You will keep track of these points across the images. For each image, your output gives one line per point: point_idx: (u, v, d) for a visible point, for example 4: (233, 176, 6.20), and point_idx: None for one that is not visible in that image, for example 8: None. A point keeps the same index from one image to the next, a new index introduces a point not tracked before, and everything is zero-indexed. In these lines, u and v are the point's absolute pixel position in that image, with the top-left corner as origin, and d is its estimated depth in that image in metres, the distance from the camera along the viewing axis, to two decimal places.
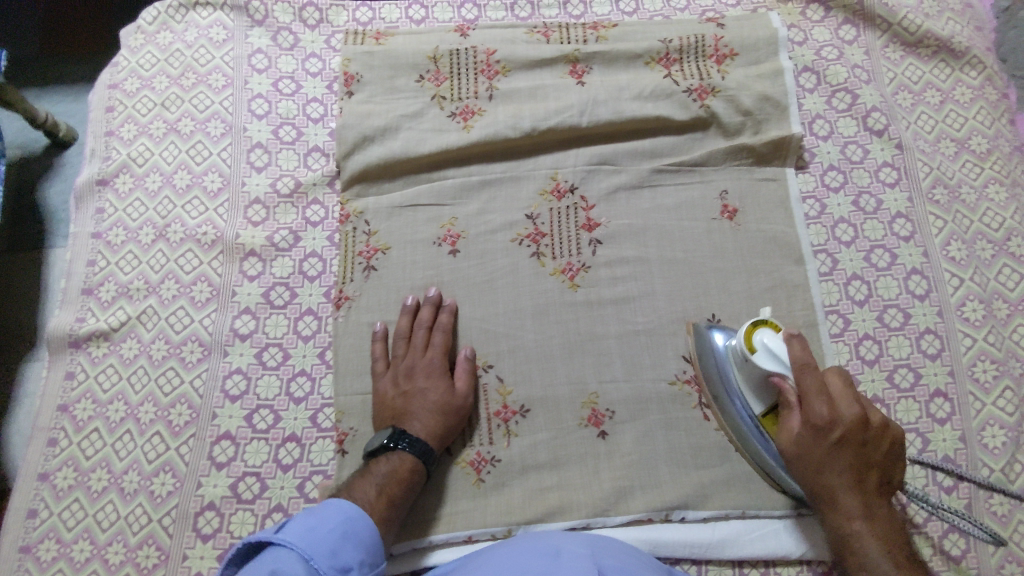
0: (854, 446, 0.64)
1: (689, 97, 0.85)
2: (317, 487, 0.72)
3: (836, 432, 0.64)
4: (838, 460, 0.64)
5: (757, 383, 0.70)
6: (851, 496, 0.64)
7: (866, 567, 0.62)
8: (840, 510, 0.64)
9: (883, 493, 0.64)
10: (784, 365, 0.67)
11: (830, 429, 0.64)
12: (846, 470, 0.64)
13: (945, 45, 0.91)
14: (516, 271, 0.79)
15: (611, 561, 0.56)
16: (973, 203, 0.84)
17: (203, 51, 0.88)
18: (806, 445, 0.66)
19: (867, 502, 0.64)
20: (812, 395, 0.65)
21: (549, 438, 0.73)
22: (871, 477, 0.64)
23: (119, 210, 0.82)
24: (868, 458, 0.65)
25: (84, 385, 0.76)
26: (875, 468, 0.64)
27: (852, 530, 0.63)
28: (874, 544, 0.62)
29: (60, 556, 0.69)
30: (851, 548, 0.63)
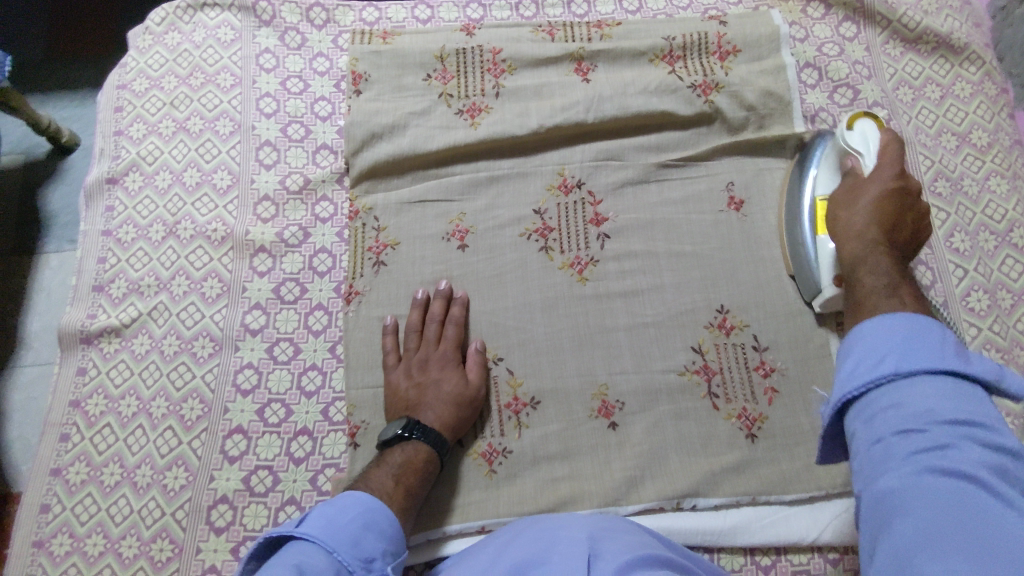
0: (900, 199, 0.68)
1: (693, 93, 0.86)
2: (330, 479, 0.72)
3: (896, 184, 0.69)
4: (880, 202, 0.67)
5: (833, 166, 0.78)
6: (876, 228, 0.66)
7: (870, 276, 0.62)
8: (863, 240, 0.66)
9: (902, 250, 0.66)
10: (867, 146, 0.73)
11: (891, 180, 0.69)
12: (887, 212, 0.67)
13: (945, 41, 0.92)
14: (525, 265, 0.79)
15: (611, 541, 0.53)
16: (975, 195, 0.85)
17: (211, 51, 0.89)
18: (861, 189, 0.70)
19: (891, 242, 0.66)
20: (887, 158, 0.71)
21: (560, 428, 0.74)
22: (902, 230, 0.66)
23: (129, 208, 0.83)
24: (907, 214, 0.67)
25: (96, 380, 0.76)
26: (908, 228, 0.67)
27: (864, 253, 0.65)
28: (885, 262, 0.63)
29: (73, 551, 0.69)
30: (865, 262, 0.64)
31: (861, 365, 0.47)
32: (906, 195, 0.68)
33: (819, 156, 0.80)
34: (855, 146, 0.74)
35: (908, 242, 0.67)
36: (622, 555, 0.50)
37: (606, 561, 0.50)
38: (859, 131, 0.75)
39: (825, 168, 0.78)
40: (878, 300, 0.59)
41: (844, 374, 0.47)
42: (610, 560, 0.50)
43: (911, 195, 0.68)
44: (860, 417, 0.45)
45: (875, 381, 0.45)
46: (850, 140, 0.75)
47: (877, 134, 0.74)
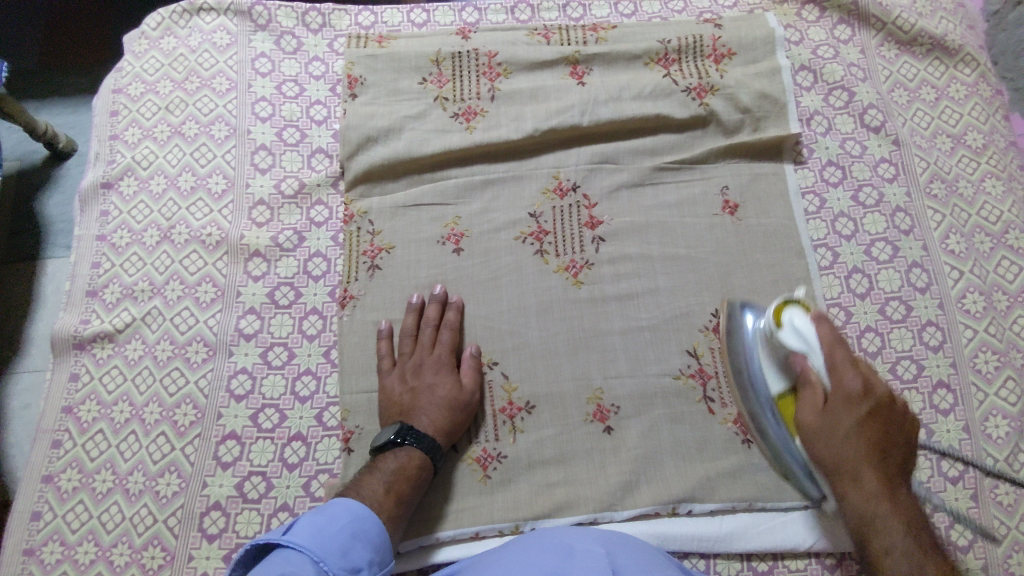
0: (877, 423, 0.64)
1: (688, 96, 0.86)
2: (323, 485, 0.72)
3: (865, 405, 0.64)
4: (860, 434, 0.64)
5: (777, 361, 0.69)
6: (870, 476, 0.63)
7: (888, 551, 0.60)
8: (858, 485, 0.63)
9: (902, 477, 0.63)
10: (810, 346, 0.66)
11: (861, 401, 0.64)
12: (870, 447, 0.63)
13: (939, 43, 0.92)
14: (521, 269, 0.79)
15: (625, 558, 0.56)
16: (970, 197, 0.85)
17: (206, 55, 0.89)
18: (831, 415, 0.65)
19: (889, 481, 0.63)
20: (845, 371, 0.65)
21: (555, 433, 0.73)
22: (892, 458, 0.64)
23: (123, 212, 0.83)
24: (891, 436, 0.64)
25: (89, 386, 0.75)
26: (899, 449, 0.64)
27: (872, 508, 0.62)
28: (900, 530, 0.60)
29: (64, 559, 0.69)
30: (874, 527, 0.61)
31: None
32: (878, 412, 0.64)
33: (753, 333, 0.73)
34: (796, 348, 0.67)
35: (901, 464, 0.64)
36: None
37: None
38: (789, 327, 0.67)
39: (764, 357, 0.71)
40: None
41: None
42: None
43: (887, 406, 0.65)
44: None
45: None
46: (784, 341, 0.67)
47: (813, 327, 0.66)
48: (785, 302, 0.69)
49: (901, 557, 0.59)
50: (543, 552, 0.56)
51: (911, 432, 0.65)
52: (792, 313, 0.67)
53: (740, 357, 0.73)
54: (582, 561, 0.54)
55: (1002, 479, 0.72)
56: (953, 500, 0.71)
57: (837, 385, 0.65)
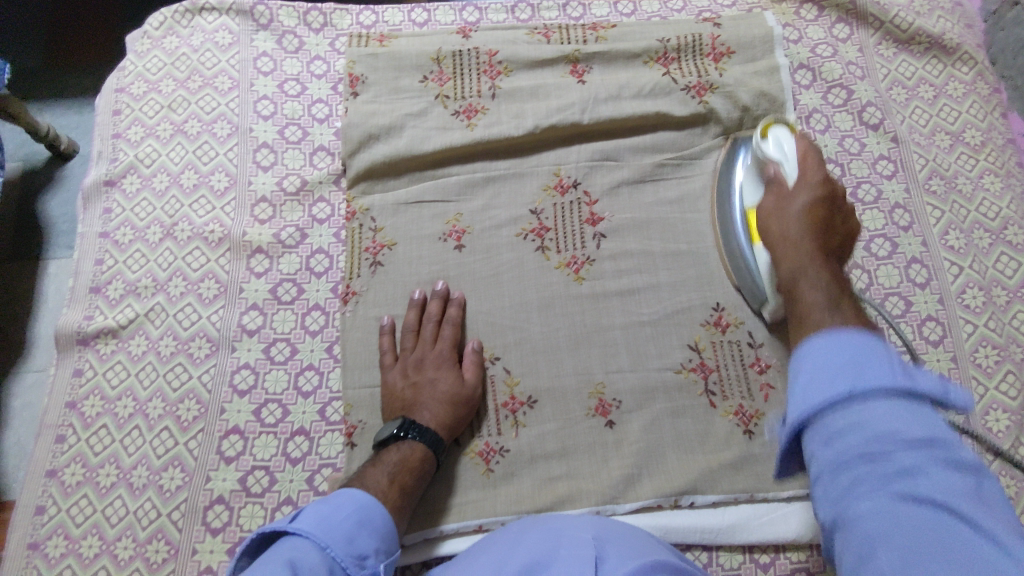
0: (827, 205, 0.65)
1: (688, 95, 0.87)
2: (327, 479, 0.72)
3: (823, 190, 0.66)
4: (809, 209, 0.65)
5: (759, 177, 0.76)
6: (808, 240, 0.62)
7: (809, 294, 0.56)
8: (796, 249, 0.62)
9: (837, 256, 0.63)
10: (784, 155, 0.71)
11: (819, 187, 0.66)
12: (816, 220, 0.64)
13: (937, 42, 0.93)
14: (522, 265, 0.80)
15: (616, 544, 0.55)
16: (969, 194, 0.85)
17: (209, 54, 0.90)
18: (788, 199, 0.67)
19: (826, 251, 0.61)
20: (811, 164, 0.69)
21: (557, 427, 0.73)
22: (834, 238, 0.64)
23: (127, 209, 0.83)
24: (837, 225, 0.65)
25: (92, 382, 0.76)
26: (840, 234, 0.64)
27: (801, 262, 0.60)
28: (824, 285, 0.57)
29: (68, 553, 0.69)
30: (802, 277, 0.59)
31: (812, 387, 0.43)
32: (831, 200, 0.66)
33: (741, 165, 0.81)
34: (773, 155, 0.72)
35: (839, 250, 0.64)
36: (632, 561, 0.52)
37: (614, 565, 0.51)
38: (774, 140, 0.73)
39: (749, 179, 0.78)
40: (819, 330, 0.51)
41: (795, 399, 0.44)
42: (617, 562, 0.52)
43: (837, 198, 0.66)
44: (821, 444, 0.42)
45: (828, 403, 0.42)
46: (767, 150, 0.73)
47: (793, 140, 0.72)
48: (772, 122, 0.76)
49: (820, 302, 0.54)
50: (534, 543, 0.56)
51: (849, 229, 0.66)
52: (779, 128, 0.73)
53: (725, 190, 0.80)
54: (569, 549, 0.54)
55: (1005, 472, 0.73)
56: None
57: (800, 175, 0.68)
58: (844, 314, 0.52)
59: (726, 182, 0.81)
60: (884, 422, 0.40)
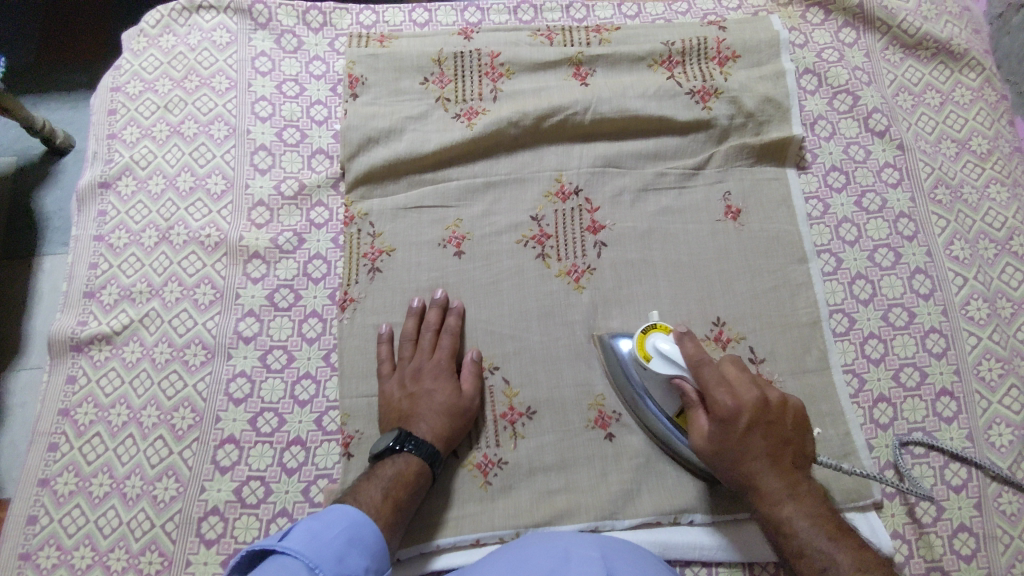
0: (763, 431, 0.63)
1: (692, 99, 0.85)
2: (322, 491, 0.71)
3: (744, 419, 0.63)
4: (750, 450, 0.63)
5: (662, 390, 0.69)
6: (774, 485, 0.62)
7: (803, 554, 0.60)
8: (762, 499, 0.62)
9: (800, 471, 0.64)
10: (680, 369, 0.66)
11: (737, 418, 0.63)
12: (763, 458, 0.63)
13: (945, 47, 0.92)
14: (522, 273, 0.78)
15: (622, 563, 0.56)
16: (975, 203, 0.84)
17: (206, 53, 0.88)
18: (722, 441, 0.64)
19: (794, 480, 0.63)
20: (717, 392, 0.64)
21: (555, 440, 0.72)
22: (785, 457, 0.63)
23: (121, 213, 0.82)
24: (778, 437, 0.64)
25: (86, 389, 0.75)
26: (788, 447, 0.64)
27: (785, 514, 0.61)
28: (814, 532, 0.60)
29: (61, 564, 0.68)
30: (792, 529, 0.61)
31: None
32: (758, 419, 0.63)
33: (628, 364, 0.72)
34: (668, 373, 0.66)
35: (797, 459, 0.64)
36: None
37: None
38: (657, 355, 0.67)
39: (649, 386, 0.70)
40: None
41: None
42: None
43: (762, 412, 0.63)
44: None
45: None
46: (655, 369, 0.67)
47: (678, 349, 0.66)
48: (647, 331, 0.69)
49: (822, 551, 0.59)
50: (543, 559, 0.55)
51: (796, 426, 0.65)
52: (655, 338, 0.68)
53: (623, 383, 0.72)
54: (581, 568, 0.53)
55: (1006, 489, 0.72)
56: (955, 509, 0.71)
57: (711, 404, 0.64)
58: (840, 559, 0.58)
59: (623, 382, 0.72)
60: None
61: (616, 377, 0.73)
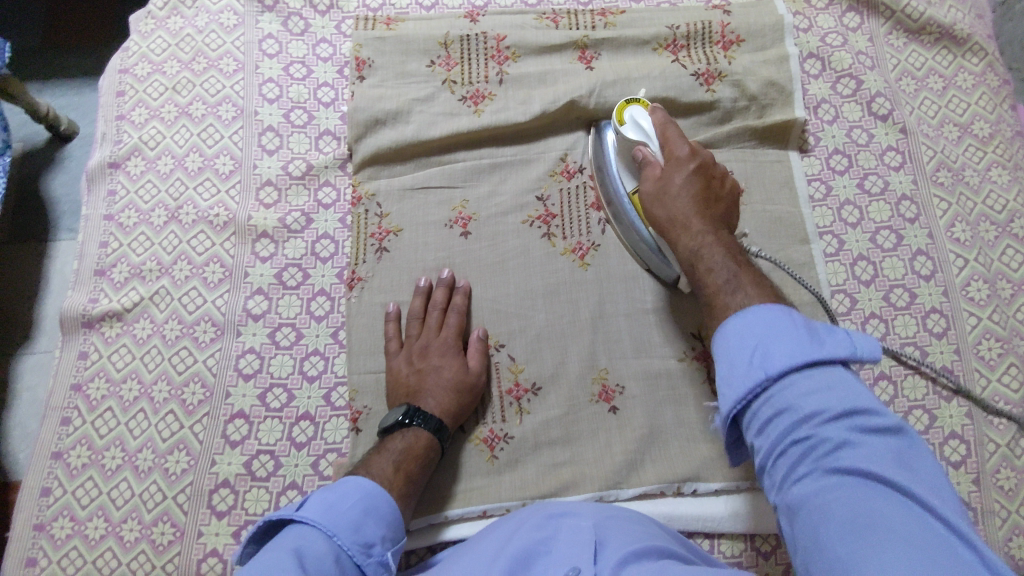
0: (703, 176, 0.68)
1: (696, 82, 0.86)
2: (332, 464, 0.72)
3: (692, 164, 0.68)
4: (689, 186, 0.67)
5: (628, 158, 0.75)
6: (698, 218, 0.66)
7: (712, 269, 0.62)
8: (688, 229, 0.65)
9: (725, 224, 0.67)
10: (647, 133, 0.73)
11: (688, 161, 0.69)
12: (697, 198, 0.67)
13: (948, 32, 0.92)
14: (528, 252, 0.79)
15: (618, 530, 0.57)
16: (976, 186, 0.85)
17: (214, 36, 0.89)
18: (666, 182, 0.69)
19: (720, 225, 0.66)
20: (673, 139, 0.71)
21: (561, 414, 0.74)
22: (718, 206, 0.67)
23: (131, 192, 0.83)
24: (716, 192, 0.68)
25: (97, 364, 0.76)
26: (722, 202, 0.68)
27: (700, 240, 0.64)
28: (721, 253, 0.63)
29: (74, 534, 0.69)
30: (701, 255, 0.64)
31: (731, 375, 0.50)
32: (705, 169, 0.68)
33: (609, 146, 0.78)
34: (637, 140, 0.73)
35: (726, 218, 0.68)
36: (627, 547, 0.53)
37: (609, 554, 0.53)
38: (631, 121, 0.73)
39: (620, 161, 0.76)
40: (725, 297, 0.59)
41: (726, 389, 0.51)
42: (615, 548, 0.53)
43: (709, 165, 0.69)
44: (755, 430, 0.49)
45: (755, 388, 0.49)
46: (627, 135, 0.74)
47: (649, 116, 0.73)
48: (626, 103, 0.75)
49: (722, 270, 0.61)
50: (533, 530, 0.57)
51: (731, 193, 0.70)
52: (632, 108, 0.74)
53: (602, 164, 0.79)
54: (572, 539, 0.55)
55: (1004, 464, 0.73)
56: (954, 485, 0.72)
57: (668, 155, 0.70)
58: (741, 275, 0.60)
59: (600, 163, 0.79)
60: (802, 397, 0.47)
61: (597, 159, 0.80)
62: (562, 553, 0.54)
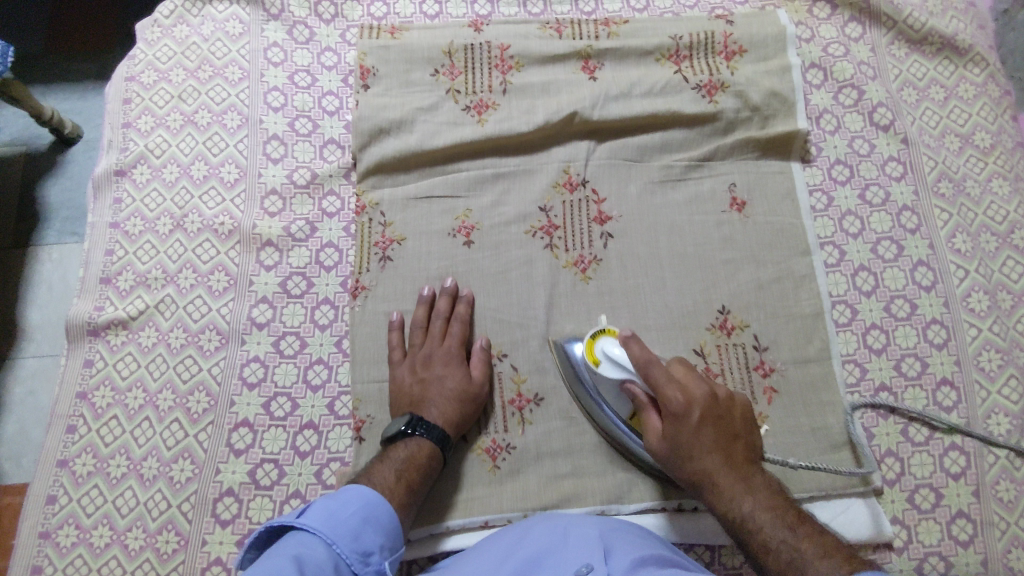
0: (711, 422, 0.64)
1: (698, 93, 0.87)
2: (335, 473, 0.73)
3: (696, 414, 0.64)
4: (704, 442, 0.63)
5: (613, 392, 0.70)
6: (728, 479, 0.62)
7: (767, 547, 0.58)
8: (726, 491, 0.62)
9: (752, 464, 0.64)
10: (629, 372, 0.67)
11: (688, 414, 0.64)
12: (717, 452, 0.63)
13: (950, 42, 0.93)
14: (531, 263, 0.80)
15: (621, 539, 0.57)
16: (977, 197, 0.85)
17: (219, 44, 0.89)
18: (677, 441, 0.64)
19: (750, 473, 0.63)
20: (664, 386, 0.65)
21: (563, 426, 0.74)
22: (736, 448, 0.64)
23: (136, 200, 0.83)
24: (728, 431, 0.64)
25: (103, 372, 0.76)
26: (737, 440, 0.64)
27: (740, 507, 0.61)
28: (769, 516, 0.60)
29: (79, 542, 0.70)
30: (747, 525, 0.60)
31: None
32: (707, 413, 0.64)
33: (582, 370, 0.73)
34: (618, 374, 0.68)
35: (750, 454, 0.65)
36: (634, 552, 0.55)
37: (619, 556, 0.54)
38: (606, 359, 0.68)
39: (604, 389, 0.71)
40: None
41: None
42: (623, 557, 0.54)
43: (710, 405, 0.65)
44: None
45: None
46: (605, 372, 0.68)
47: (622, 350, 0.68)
48: (596, 336, 0.70)
49: (778, 539, 0.58)
50: (541, 536, 0.58)
51: (741, 420, 0.66)
52: (605, 343, 0.69)
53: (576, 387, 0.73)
54: (576, 550, 0.55)
55: (1003, 476, 0.74)
56: (954, 496, 0.73)
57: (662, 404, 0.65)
58: (804, 547, 0.57)
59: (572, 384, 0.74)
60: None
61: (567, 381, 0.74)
62: (571, 559, 0.55)
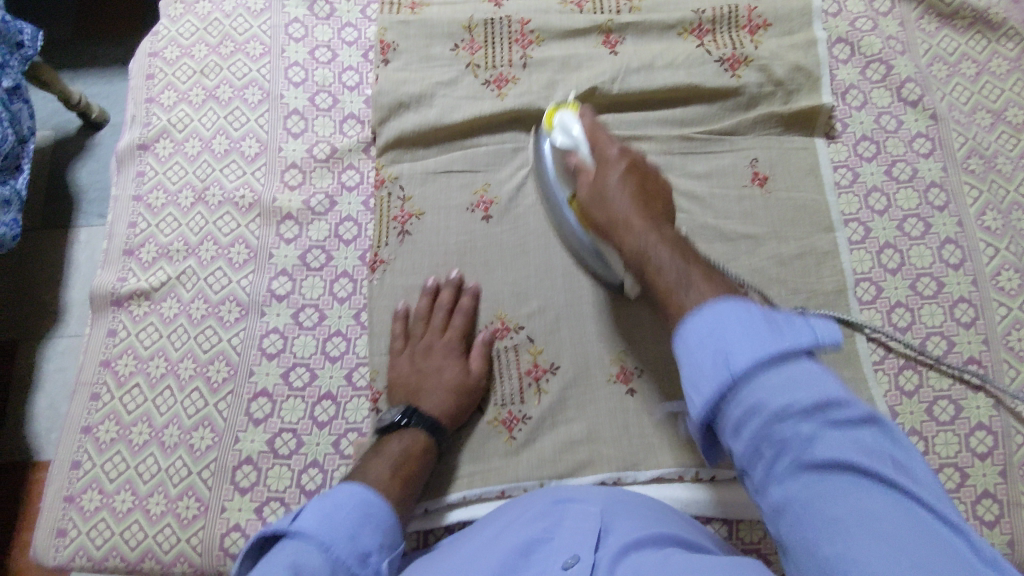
0: (636, 176, 0.66)
1: (721, 67, 0.85)
2: (352, 444, 0.73)
3: (624, 163, 0.67)
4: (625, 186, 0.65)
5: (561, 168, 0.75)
6: (639, 218, 0.62)
7: (660, 269, 0.58)
8: (631, 229, 0.62)
9: (669, 223, 0.64)
10: (574, 137, 0.71)
11: (617, 162, 0.67)
12: (637, 198, 0.64)
13: (983, 17, 0.90)
14: (548, 234, 0.79)
15: (622, 516, 0.57)
16: (1009, 173, 0.83)
17: (241, 20, 0.90)
18: (602, 184, 0.67)
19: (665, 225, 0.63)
20: (603, 143, 0.69)
21: (579, 395, 0.74)
22: (656, 203, 0.65)
23: (159, 173, 0.84)
24: (652, 191, 0.66)
25: (126, 341, 0.77)
26: (660, 199, 0.65)
27: (643, 241, 0.61)
28: (668, 250, 0.59)
29: (102, 507, 0.71)
30: (648, 255, 0.60)
31: (699, 380, 0.49)
32: (636, 167, 0.67)
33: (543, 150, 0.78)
34: (565, 142, 0.72)
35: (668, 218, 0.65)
36: (629, 534, 0.54)
37: (610, 542, 0.53)
38: (559, 127, 0.73)
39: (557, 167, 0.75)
40: (679, 296, 0.54)
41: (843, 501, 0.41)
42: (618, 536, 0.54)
43: (641, 164, 0.67)
44: (731, 433, 0.47)
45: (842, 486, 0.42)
46: (557, 141, 0.73)
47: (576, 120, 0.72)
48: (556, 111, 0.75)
49: (672, 265, 0.57)
50: (542, 514, 0.58)
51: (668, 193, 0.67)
52: (562, 115, 0.74)
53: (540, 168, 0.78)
54: (575, 527, 0.55)
55: None
56: (980, 475, 0.71)
57: (599, 157, 0.69)
58: (692, 270, 0.56)
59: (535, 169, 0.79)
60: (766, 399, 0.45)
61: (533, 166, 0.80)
62: (567, 537, 0.54)
